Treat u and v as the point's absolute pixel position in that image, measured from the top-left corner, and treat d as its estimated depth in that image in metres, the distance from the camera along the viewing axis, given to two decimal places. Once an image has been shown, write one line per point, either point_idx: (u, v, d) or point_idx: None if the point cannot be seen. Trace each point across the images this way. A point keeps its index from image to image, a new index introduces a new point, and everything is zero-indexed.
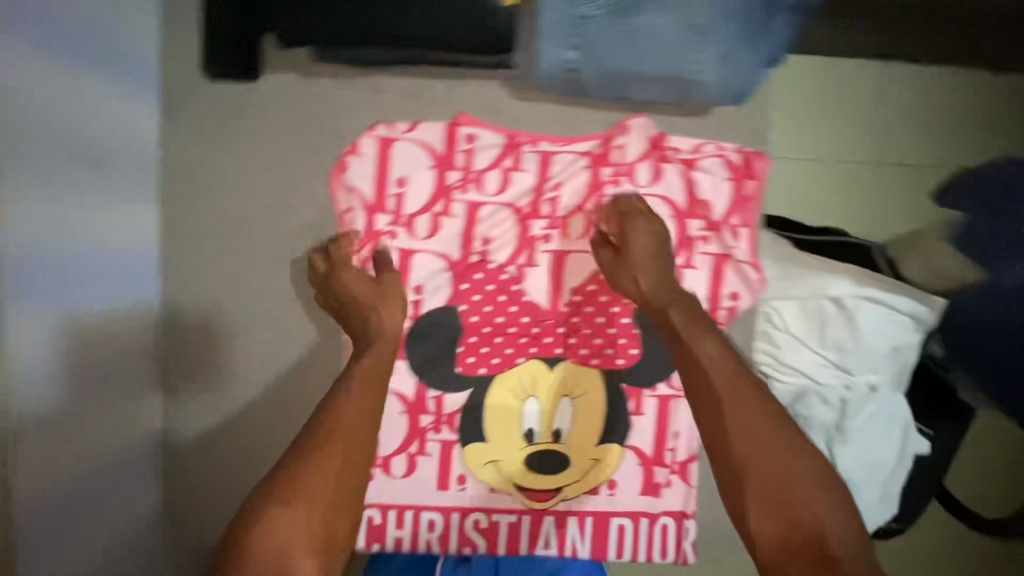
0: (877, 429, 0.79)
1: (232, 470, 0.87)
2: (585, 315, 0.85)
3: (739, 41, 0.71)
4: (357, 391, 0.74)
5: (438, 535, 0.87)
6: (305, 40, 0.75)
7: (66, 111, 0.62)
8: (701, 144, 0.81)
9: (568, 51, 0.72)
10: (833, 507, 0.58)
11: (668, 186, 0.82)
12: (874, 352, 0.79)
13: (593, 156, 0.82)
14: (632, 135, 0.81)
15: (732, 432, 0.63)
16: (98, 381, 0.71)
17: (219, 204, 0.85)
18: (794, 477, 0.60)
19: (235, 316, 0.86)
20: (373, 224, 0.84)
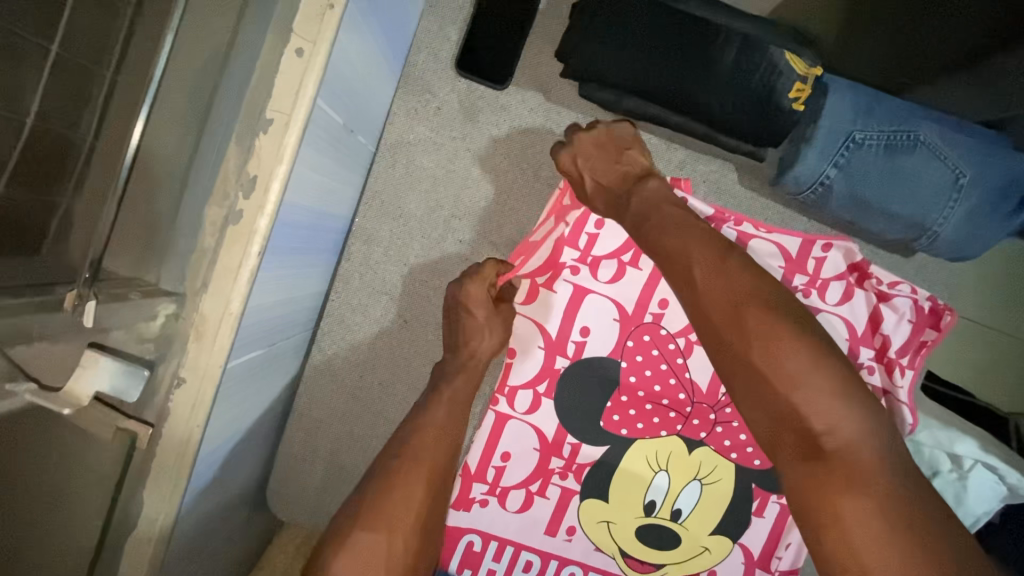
0: None
1: (349, 447, 0.87)
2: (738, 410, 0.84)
3: (986, 209, 0.74)
4: (442, 418, 0.76)
5: None
6: (584, 75, 0.74)
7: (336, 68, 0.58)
8: (898, 282, 0.82)
9: (829, 166, 0.73)
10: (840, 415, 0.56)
11: (854, 310, 0.82)
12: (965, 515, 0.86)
13: (789, 259, 0.81)
14: (834, 252, 0.81)
15: (789, 396, 0.58)
16: (259, 342, 0.67)
17: (422, 192, 0.83)
18: (784, 372, 0.58)
19: (401, 304, 0.85)
20: (559, 256, 0.81)
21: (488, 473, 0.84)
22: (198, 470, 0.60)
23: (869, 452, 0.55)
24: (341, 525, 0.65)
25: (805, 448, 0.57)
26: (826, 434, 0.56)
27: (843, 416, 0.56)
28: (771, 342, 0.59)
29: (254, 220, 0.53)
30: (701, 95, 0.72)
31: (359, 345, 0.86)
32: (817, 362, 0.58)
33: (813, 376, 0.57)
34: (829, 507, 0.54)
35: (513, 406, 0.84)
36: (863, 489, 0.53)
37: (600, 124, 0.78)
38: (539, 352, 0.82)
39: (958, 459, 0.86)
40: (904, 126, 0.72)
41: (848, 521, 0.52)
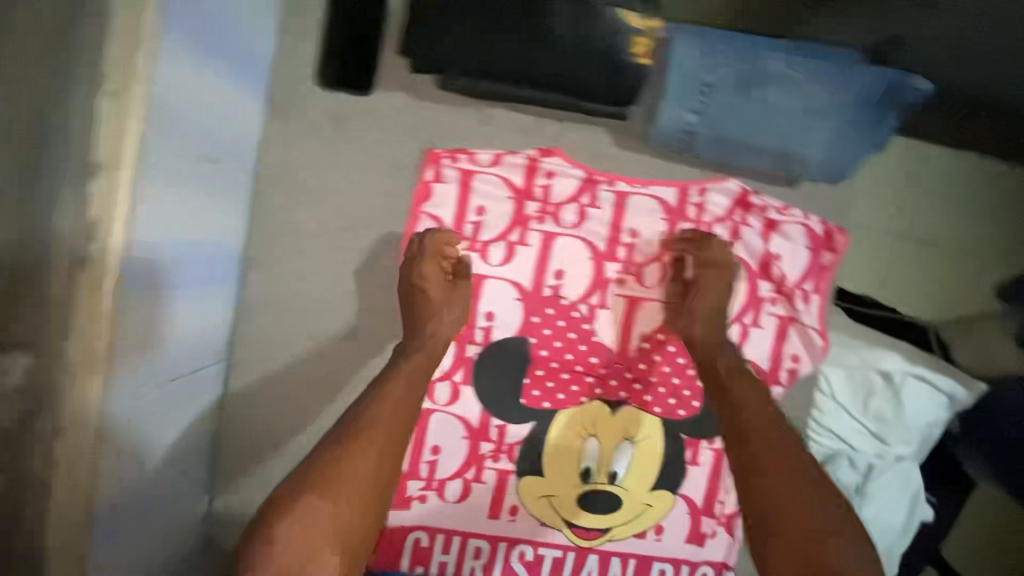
0: (890, 494, 0.88)
1: (288, 464, 0.89)
2: (652, 363, 0.87)
3: (844, 127, 0.75)
4: (399, 394, 0.71)
5: (483, 564, 0.87)
6: (433, 67, 0.75)
7: (174, 103, 0.59)
8: (789, 207, 0.85)
9: (688, 113, 0.75)
10: (850, 550, 0.57)
11: (746, 246, 0.85)
12: (910, 428, 0.88)
13: (670, 210, 0.85)
14: (715, 191, 0.85)
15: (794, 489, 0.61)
16: (167, 375, 0.70)
17: (310, 208, 0.85)
18: (818, 478, 0.63)
19: (310, 320, 0.86)
20: (448, 248, 0.84)
21: (423, 468, 0.86)
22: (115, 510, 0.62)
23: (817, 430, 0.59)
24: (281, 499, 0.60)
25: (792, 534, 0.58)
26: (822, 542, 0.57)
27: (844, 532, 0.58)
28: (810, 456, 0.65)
29: (105, 261, 0.55)
30: (549, 70, 0.73)
31: (277, 367, 0.87)
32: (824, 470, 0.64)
33: (828, 484, 0.62)
34: None
35: (434, 400, 0.85)
36: None
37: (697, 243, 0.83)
38: (448, 343, 0.84)
39: (887, 374, 0.87)
40: (751, 60, 0.72)
41: None
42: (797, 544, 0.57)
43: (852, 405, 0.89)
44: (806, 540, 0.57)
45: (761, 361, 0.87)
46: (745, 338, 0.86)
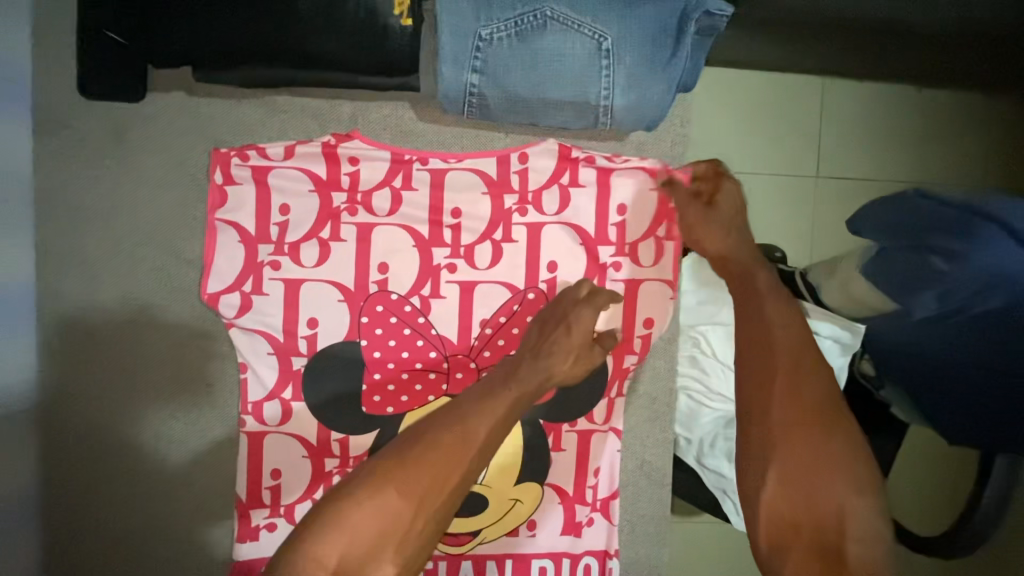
0: None
1: (120, 513, 0.81)
2: (497, 349, 0.80)
3: (644, 68, 0.68)
4: (496, 405, 0.63)
5: None
6: (184, 59, 0.68)
7: None
8: (618, 154, 0.80)
9: (470, 74, 0.68)
10: (857, 498, 0.56)
11: (578, 207, 0.80)
12: None
13: (492, 182, 0.79)
14: (536, 151, 0.79)
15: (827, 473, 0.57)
16: None
17: (100, 231, 0.78)
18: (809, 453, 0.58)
19: (119, 353, 0.79)
20: (254, 256, 0.77)
21: (265, 496, 0.79)
22: None
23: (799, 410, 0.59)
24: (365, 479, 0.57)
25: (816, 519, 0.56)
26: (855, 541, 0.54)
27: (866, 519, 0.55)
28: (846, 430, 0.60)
29: None
30: (307, 45, 0.66)
31: (93, 408, 0.80)
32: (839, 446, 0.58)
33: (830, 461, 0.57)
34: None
35: (265, 421, 0.78)
36: None
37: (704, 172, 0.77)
38: (271, 358, 0.78)
39: None
40: (527, 4, 0.65)
41: None
42: (801, 475, 0.57)
43: None
44: (808, 479, 0.57)
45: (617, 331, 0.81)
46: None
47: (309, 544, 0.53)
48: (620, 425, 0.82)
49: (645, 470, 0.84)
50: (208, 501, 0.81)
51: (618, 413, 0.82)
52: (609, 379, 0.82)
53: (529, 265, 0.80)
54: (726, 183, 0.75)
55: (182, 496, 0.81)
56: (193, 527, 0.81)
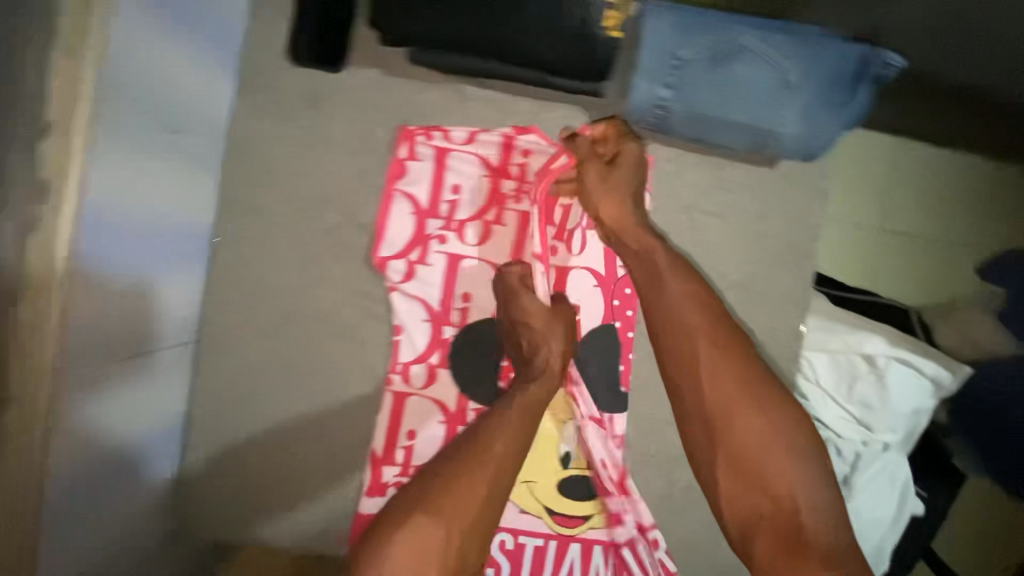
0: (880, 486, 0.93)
1: (250, 455, 0.83)
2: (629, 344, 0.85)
3: (819, 102, 0.75)
4: (515, 422, 0.67)
5: None
6: (408, 39, 0.75)
7: (124, 66, 0.59)
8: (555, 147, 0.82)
9: (662, 89, 0.75)
10: (797, 467, 0.60)
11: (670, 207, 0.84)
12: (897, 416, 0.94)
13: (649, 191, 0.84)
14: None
15: (768, 449, 0.60)
16: (121, 346, 0.67)
17: (279, 186, 0.82)
18: (747, 431, 0.60)
19: (278, 301, 0.83)
20: (423, 228, 0.83)
21: (399, 454, 0.83)
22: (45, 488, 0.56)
23: (741, 380, 0.62)
24: (392, 515, 0.57)
25: (768, 494, 0.59)
26: (807, 512, 0.58)
27: (813, 486, 0.59)
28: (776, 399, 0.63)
29: (55, 222, 0.54)
30: (522, 43, 0.73)
31: (242, 351, 0.83)
32: (776, 416, 0.61)
33: (777, 436, 0.60)
34: None
35: (410, 383, 0.83)
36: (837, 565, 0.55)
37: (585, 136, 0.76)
38: (424, 324, 0.83)
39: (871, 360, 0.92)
40: (726, 34, 0.72)
41: None
42: (740, 470, 0.60)
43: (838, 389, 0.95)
44: (750, 459, 0.60)
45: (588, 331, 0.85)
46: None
47: None
48: None
49: None
50: (340, 451, 0.84)
51: None
52: None
53: None
54: (628, 147, 0.75)
55: (312, 447, 0.84)
56: (321, 475, 0.84)
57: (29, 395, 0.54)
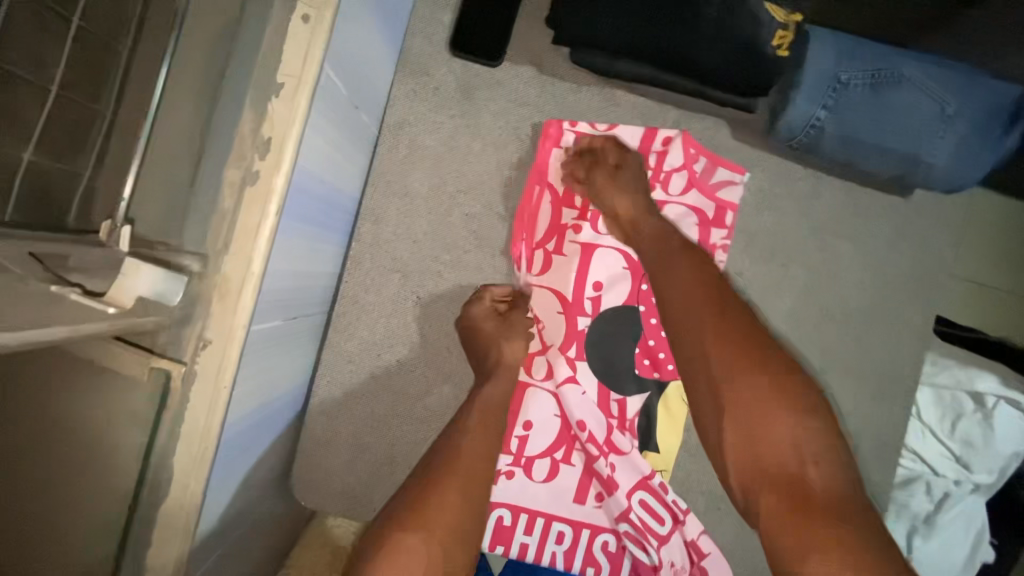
0: (957, 526, 0.99)
1: (370, 429, 0.84)
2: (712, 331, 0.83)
3: (975, 137, 0.76)
4: (474, 425, 0.74)
5: (565, 550, 0.84)
6: (575, 40, 0.77)
7: (339, 37, 0.61)
8: (613, 128, 0.84)
9: (819, 109, 0.76)
10: (794, 427, 0.60)
11: (700, 197, 0.84)
12: (993, 457, 0.97)
13: (785, 209, 0.85)
14: (674, 146, 0.84)
15: (773, 412, 0.61)
16: (287, 309, 0.69)
17: (426, 170, 0.84)
18: (757, 398, 0.62)
19: (415, 281, 0.84)
20: (558, 218, 0.86)
21: (517, 442, 0.84)
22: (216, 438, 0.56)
23: (754, 345, 0.65)
24: (376, 532, 0.63)
25: (773, 460, 0.60)
26: (812, 473, 0.58)
27: (827, 453, 0.60)
28: (784, 366, 0.64)
29: (270, 181, 0.55)
30: (689, 52, 0.75)
31: (374, 325, 0.84)
32: (783, 382, 0.62)
33: (782, 402, 0.61)
34: (801, 543, 0.55)
35: (530, 372, 0.85)
36: (842, 525, 0.55)
37: (603, 140, 0.83)
38: (557, 313, 0.85)
39: (981, 398, 0.93)
40: (888, 63, 0.74)
41: (815, 557, 0.54)
42: (747, 432, 0.62)
43: (942, 427, 0.96)
44: (755, 422, 0.61)
45: (607, 308, 0.85)
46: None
47: None
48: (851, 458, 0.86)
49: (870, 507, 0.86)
50: None
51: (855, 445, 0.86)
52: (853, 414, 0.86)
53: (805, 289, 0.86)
54: (630, 158, 0.82)
55: (429, 428, 0.84)
56: None
57: (214, 339, 0.55)
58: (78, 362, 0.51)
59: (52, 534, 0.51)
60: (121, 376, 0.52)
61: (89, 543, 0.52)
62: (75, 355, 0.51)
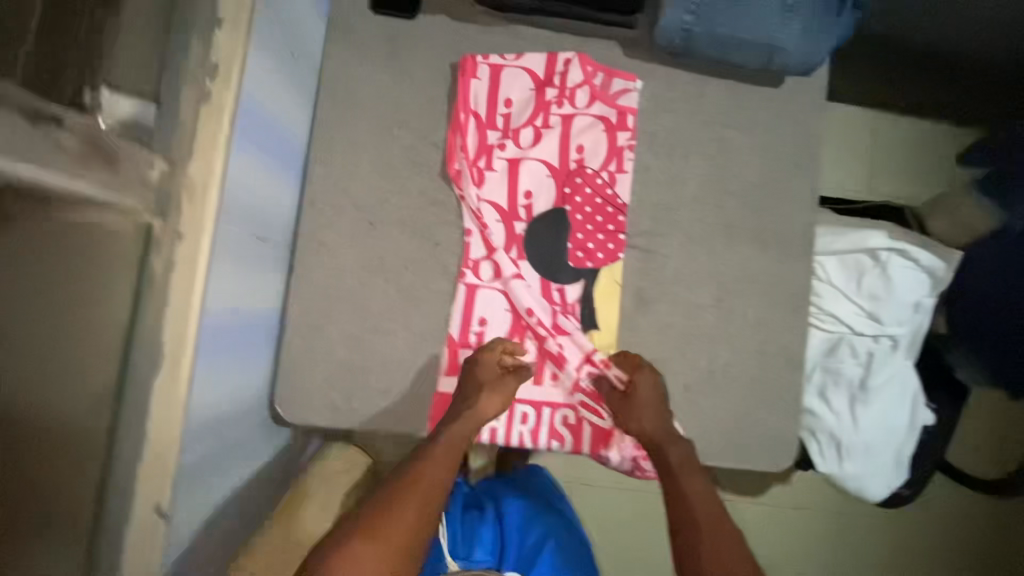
0: (889, 389, 1.17)
1: (342, 346, 0.93)
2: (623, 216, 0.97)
3: (814, 22, 0.91)
4: (439, 454, 0.87)
5: (530, 428, 0.96)
6: None
7: None
8: (520, 56, 0.96)
9: (686, 15, 0.90)
10: (734, 551, 0.80)
11: (605, 107, 0.97)
12: (901, 310, 1.12)
13: (678, 109, 0.99)
14: (573, 66, 0.96)
15: (718, 537, 0.81)
16: (248, 226, 0.79)
17: (363, 114, 0.95)
18: (716, 548, 0.80)
19: (366, 210, 0.94)
20: (485, 140, 0.96)
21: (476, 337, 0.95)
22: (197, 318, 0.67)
23: (715, 508, 0.85)
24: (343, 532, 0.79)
25: (705, 532, 0.82)
26: None
27: None
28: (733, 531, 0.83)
29: (222, 99, 0.67)
30: None
31: (334, 254, 0.94)
32: (734, 539, 0.81)
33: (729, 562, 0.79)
34: None
35: (481, 276, 0.95)
36: None
37: (635, 357, 0.94)
38: (497, 224, 0.96)
39: (875, 252, 1.09)
40: None
41: None
42: None
43: (849, 287, 1.10)
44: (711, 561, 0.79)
45: (539, 213, 0.96)
46: (607, 196, 0.97)
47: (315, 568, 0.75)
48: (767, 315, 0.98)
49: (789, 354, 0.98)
50: (422, 341, 0.95)
51: (769, 304, 0.98)
52: (763, 278, 0.99)
53: (705, 176, 0.99)
54: (640, 376, 0.92)
55: (396, 338, 0.94)
56: (406, 364, 0.94)
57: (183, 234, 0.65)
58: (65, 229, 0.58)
59: (62, 395, 0.61)
60: (104, 235, 0.61)
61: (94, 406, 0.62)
62: (64, 225, 0.58)
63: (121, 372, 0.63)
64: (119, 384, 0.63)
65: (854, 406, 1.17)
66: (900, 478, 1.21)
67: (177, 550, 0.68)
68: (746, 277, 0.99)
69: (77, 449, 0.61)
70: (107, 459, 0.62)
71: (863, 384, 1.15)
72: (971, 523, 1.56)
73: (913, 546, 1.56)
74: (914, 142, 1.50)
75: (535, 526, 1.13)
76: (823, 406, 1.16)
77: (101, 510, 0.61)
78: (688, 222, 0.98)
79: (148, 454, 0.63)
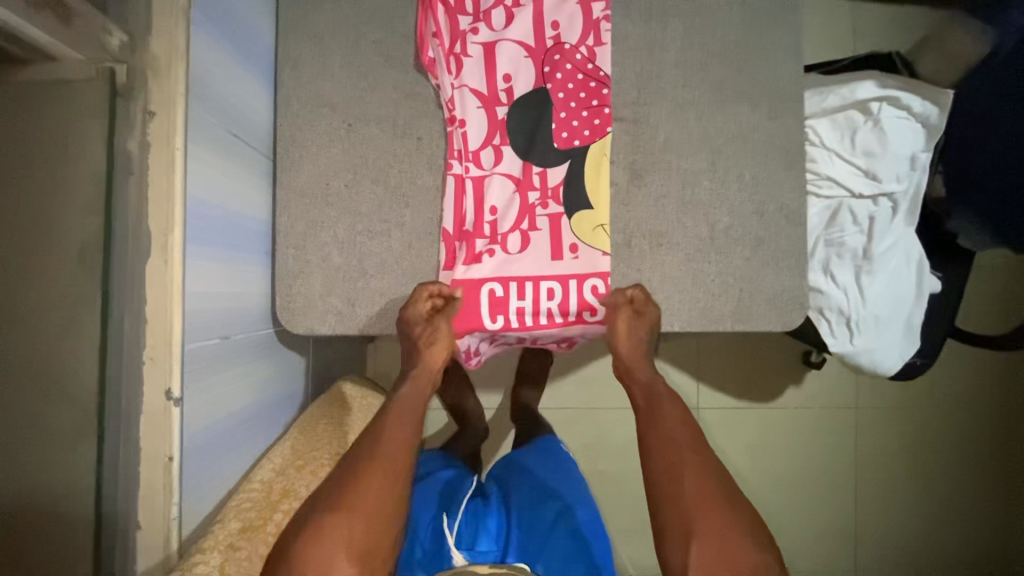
0: (896, 255, 1.12)
1: (335, 250, 0.92)
2: (604, 93, 0.94)
3: None
4: (398, 417, 0.81)
5: (557, 303, 0.92)
6: None
7: None
8: None
9: None
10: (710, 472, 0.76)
11: None
12: (899, 165, 1.09)
13: None
14: None
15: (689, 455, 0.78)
16: (224, 121, 0.78)
17: (329, 14, 0.93)
18: (692, 461, 0.77)
19: (343, 112, 0.92)
20: (457, 27, 0.94)
21: (470, 227, 0.93)
22: (176, 205, 0.66)
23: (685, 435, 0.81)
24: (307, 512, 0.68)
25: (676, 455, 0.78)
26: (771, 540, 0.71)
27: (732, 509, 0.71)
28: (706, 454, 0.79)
29: None
30: None
31: (316, 159, 0.92)
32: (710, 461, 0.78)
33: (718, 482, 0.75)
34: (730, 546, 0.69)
35: (467, 167, 0.93)
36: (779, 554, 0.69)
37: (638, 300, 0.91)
38: (479, 111, 0.94)
39: (866, 102, 1.09)
40: None
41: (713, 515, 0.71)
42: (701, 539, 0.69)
43: (842, 146, 1.10)
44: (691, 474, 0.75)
45: (520, 95, 0.94)
46: (588, 71, 0.94)
47: (292, 554, 0.64)
48: (763, 175, 0.95)
49: (787, 211, 0.95)
50: (416, 238, 0.93)
51: (764, 163, 0.95)
52: (756, 138, 0.95)
53: (686, 40, 0.96)
54: (651, 309, 0.90)
55: (388, 238, 0.92)
56: (401, 263, 0.92)
57: (147, 111, 0.65)
58: (35, 93, 0.62)
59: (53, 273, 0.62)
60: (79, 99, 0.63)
61: (82, 282, 0.63)
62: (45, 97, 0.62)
63: (105, 252, 0.64)
64: (102, 264, 0.64)
65: (860, 278, 1.12)
66: (914, 350, 1.16)
67: (199, 431, 0.70)
68: (738, 139, 0.95)
69: (74, 324, 0.63)
70: (102, 336, 0.64)
71: (868, 251, 1.11)
72: (991, 399, 1.54)
73: (933, 428, 1.55)
74: (898, 15, 1.46)
75: (541, 513, 1.00)
76: (828, 282, 1.13)
77: (106, 379, 0.64)
78: (673, 88, 0.95)
79: (147, 333, 0.65)
